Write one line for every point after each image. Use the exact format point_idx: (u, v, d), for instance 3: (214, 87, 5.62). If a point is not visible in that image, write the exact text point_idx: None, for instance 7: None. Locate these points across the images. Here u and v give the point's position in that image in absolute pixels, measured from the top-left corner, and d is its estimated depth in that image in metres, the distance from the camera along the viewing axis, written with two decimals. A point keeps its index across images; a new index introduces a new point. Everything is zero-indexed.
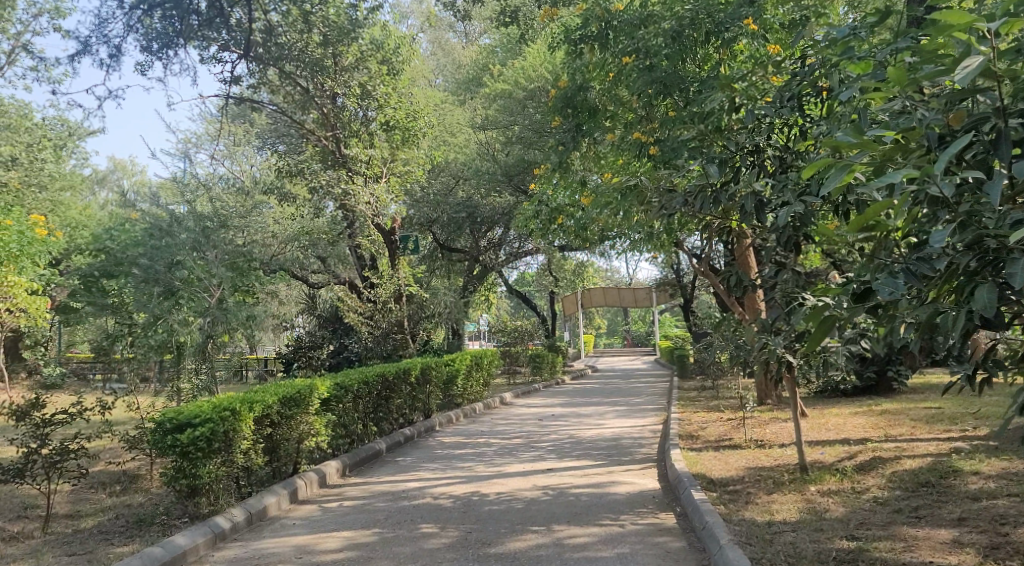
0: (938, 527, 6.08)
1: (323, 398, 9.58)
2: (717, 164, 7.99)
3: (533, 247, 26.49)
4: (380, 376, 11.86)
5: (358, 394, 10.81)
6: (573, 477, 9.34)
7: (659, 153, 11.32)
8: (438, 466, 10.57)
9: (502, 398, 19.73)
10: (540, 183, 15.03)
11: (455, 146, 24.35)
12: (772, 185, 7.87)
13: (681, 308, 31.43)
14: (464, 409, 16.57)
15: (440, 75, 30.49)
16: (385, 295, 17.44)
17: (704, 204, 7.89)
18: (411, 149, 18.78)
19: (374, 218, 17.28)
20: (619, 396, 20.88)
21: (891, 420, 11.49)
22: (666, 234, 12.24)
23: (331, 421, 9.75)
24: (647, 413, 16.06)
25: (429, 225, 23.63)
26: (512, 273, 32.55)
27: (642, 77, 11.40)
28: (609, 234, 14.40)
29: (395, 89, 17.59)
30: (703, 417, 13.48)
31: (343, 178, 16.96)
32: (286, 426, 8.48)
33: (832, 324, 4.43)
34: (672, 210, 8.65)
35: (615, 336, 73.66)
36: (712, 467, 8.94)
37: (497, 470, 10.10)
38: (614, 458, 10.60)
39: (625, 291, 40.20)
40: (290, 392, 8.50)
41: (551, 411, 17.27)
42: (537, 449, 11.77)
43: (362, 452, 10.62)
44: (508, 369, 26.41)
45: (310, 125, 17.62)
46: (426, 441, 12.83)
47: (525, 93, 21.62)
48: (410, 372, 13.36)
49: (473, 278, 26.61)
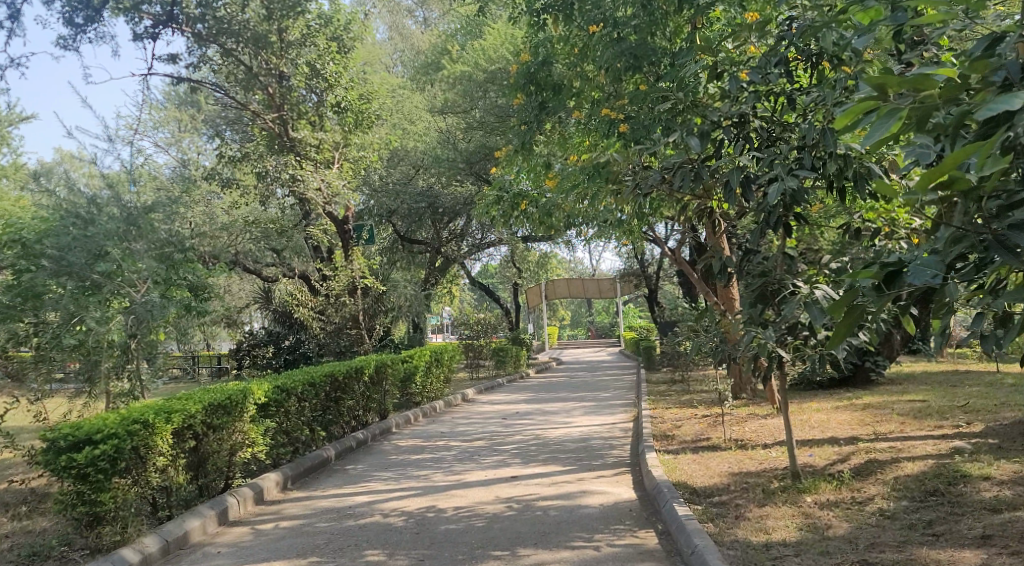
0: (960, 549, 5.30)
1: (259, 403, 8.61)
2: (698, 137, 7.14)
3: (497, 238, 25.55)
4: (328, 375, 10.91)
5: (302, 396, 9.87)
6: (540, 487, 8.44)
7: (631, 131, 10.45)
8: (390, 475, 9.59)
9: (464, 395, 18.79)
10: (500, 167, 14.10)
11: (414, 134, 23.28)
12: (760, 160, 7.04)
13: (647, 298, 30.64)
14: (423, 409, 15.62)
15: (398, 60, 29.28)
16: (338, 288, 16.32)
17: (683, 179, 7.03)
18: (365, 133, 17.69)
19: (325, 205, 16.22)
20: (586, 390, 20.01)
21: (878, 414, 10.74)
22: (636, 219, 11.41)
23: (270, 428, 8.79)
24: (616, 409, 15.23)
25: (388, 216, 22.56)
26: (476, 266, 31.48)
27: (610, 49, 10.57)
28: (576, 221, 13.49)
29: (347, 69, 16.52)
30: (676, 413, 12.68)
31: (290, 163, 15.79)
32: (214, 436, 7.52)
33: (861, 312, 3.76)
34: (646, 190, 7.79)
35: (579, 327, 72.76)
36: (692, 473, 8.10)
37: (455, 479, 9.16)
38: (584, 463, 9.69)
39: (589, 282, 39.31)
40: (219, 400, 7.58)
41: (515, 409, 16.36)
42: (501, 452, 10.86)
43: (307, 461, 9.64)
44: (471, 363, 25.41)
45: (256, 107, 16.53)
46: (380, 446, 11.85)
47: (486, 75, 20.58)
48: (362, 371, 12.36)
49: (435, 270, 25.59)
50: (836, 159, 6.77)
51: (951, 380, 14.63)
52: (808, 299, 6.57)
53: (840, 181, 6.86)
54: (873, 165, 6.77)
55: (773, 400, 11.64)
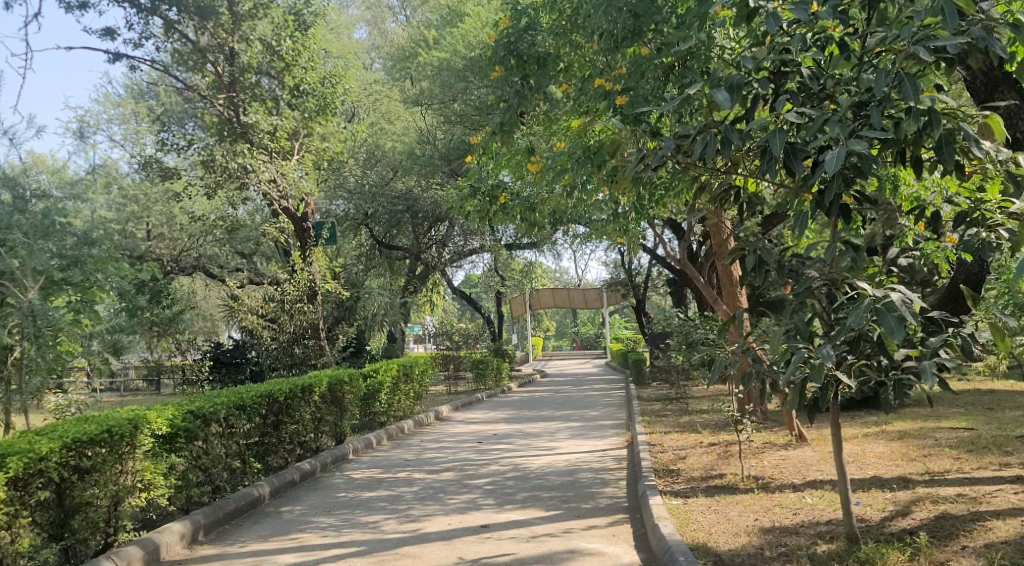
0: None
1: (160, 434, 7.03)
2: (728, 91, 5.34)
3: (480, 244, 23.81)
4: (263, 396, 9.15)
5: (224, 423, 8.16)
6: (515, 543, 6.66)
7: (630, 104, 8.66)
8: (330, 523, 7.76)
9: (437, 412, 16.97)
10: (476, 155, 12.33)
11: (391, 134, 21.37)
12: (811, 120, 5.17)
13: (637, 309, 28.91)
14: (390, 430, 13.83)
15: (377, 57, 27.62)
16: (294, 294, 14.30)
17: (706, 150, 5.34)
18: (330, 121, 15.74)
19: (280, 200, 14.33)
20: (572, 408, 18.22)
21: (920, 446, 9.01)
22: (637, 210, 9.71)
23: (175, 466, 7.16)
24: (606, 432, 13.45)
25: (363, 220, 20.78)
26: (456, 274, 29.69)
27: (603, 8, 8.78)
28: (564, 217, 11.75)
29: (308, 48, 14.75)
30: (678, 440, 10.94)
31: (240, 152, 13.96)
32: (82, 482, 6.03)
33: None
34: (659, 161, 6.00)
35: (565, 338, 70.86)
36: (711, 526, 6.35)
37: (412, 528, 7.39)
38: (571, 505, 7.93)
39: (575, 291, 37.58)
40: (90, 432, 6.12)
41: (493, 430, 14.57)
42: (473, 489, 9.07)
43: (228, 505, 7.88)
44: (450, 376, 23.65)
45: (204, 90, 14.76)
46: (330, 479, 10.00)
47: (465, 63, 18.72)
48: (313, 390, 10.57)
49: (414, 277, 23.76)
50: (916, 119, 4.84)
51: (984, 403, 12.88)
52: (879, 306, 4.77)
53: (918, 149, 5.04)
54: (965, 126, 4.86)
55: (791, 426, 9.86)
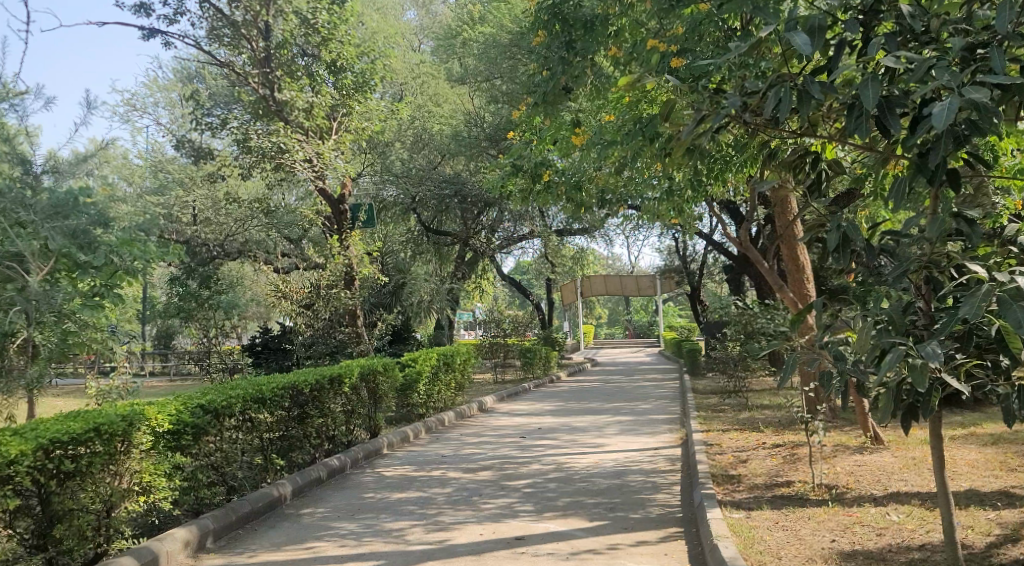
0: None
1: (162, 432, 6.35)
2: (808, 34, 4.44)
3: (529, 229, 22.99)
4: (285, 388, 8.45)
5: (238, 419, 7.46)
6: (553, 561, 5.85)
7: (687, 68, 7.73)
8: (351, 529, 7.03)
9: (481, 403, 16.22)
10: (520, 130, 11.48)
11: (437, 115, 20.57)
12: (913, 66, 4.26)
13: (692, 297, 27.80)
14: (429, 423, 13.12)
15: (426, 37, 26.88)
16: (329, 278, 13.61)
17: (780, 106, 4.41)
18: (372, 100, 15.00)
19: (316, 181, 13.70)
20: (623, 400, 17.30)
21: (1017, 453, 7.98)
22: (695, 187, 8.81)
23: (180, 466, 6.49)
24: (659, 428, 12.54)
25: (409, 204, 20.06)
26: (505, 260, 28.89)
27: None
28: (615, 198, 10.87)
29: (345, 21, 13.96)
30: (737, 440, 10.02)
31: (274, 130, 13.30)
32: (63, 487, 5.37)
33: None
34: (725, 121, 5.08)
35: (617, 326, 69.75)
36: (779, 548, 5.47)
37: (441, 538, 6.62)
38: (619, 515, 7.09)
39: (628, 279, 36.50)
40: (73, 430, 5.45)
41: (538, 423, 13.76)
42: (512, 492, 8.27)
43: (242, 507, 7.20)
44: (498, 364, 22.89)
45: (239, 67, 14.09)
46: (360, 477, 9.29)
47: (512, 38, 17.82)
48: (343, 381, 9.87)
49: (461, 263, 22.98)
50: None
51: None
52: (1002, 293, 3.83)
53: None
54: None
55: (866, 427, 8.90)
